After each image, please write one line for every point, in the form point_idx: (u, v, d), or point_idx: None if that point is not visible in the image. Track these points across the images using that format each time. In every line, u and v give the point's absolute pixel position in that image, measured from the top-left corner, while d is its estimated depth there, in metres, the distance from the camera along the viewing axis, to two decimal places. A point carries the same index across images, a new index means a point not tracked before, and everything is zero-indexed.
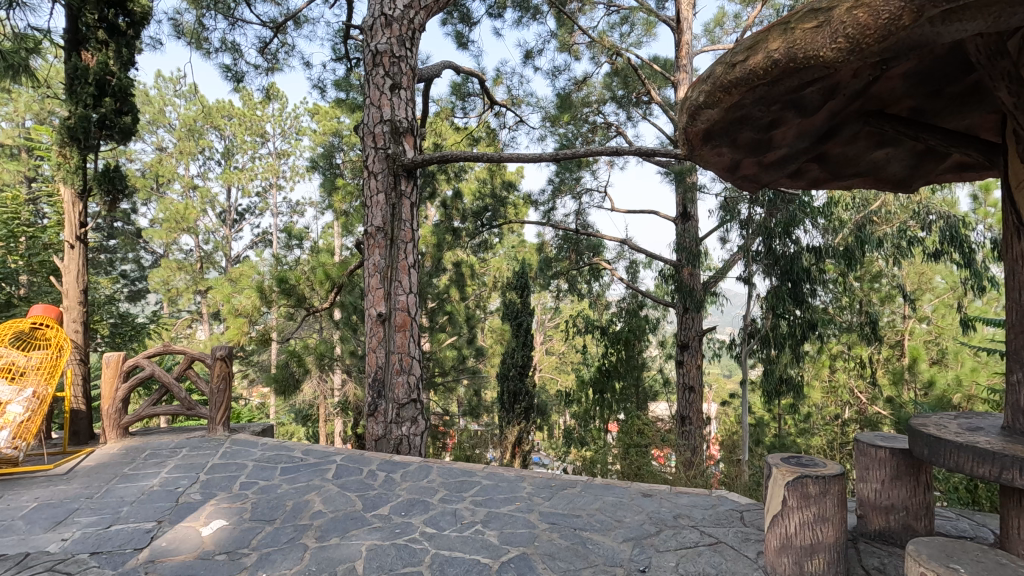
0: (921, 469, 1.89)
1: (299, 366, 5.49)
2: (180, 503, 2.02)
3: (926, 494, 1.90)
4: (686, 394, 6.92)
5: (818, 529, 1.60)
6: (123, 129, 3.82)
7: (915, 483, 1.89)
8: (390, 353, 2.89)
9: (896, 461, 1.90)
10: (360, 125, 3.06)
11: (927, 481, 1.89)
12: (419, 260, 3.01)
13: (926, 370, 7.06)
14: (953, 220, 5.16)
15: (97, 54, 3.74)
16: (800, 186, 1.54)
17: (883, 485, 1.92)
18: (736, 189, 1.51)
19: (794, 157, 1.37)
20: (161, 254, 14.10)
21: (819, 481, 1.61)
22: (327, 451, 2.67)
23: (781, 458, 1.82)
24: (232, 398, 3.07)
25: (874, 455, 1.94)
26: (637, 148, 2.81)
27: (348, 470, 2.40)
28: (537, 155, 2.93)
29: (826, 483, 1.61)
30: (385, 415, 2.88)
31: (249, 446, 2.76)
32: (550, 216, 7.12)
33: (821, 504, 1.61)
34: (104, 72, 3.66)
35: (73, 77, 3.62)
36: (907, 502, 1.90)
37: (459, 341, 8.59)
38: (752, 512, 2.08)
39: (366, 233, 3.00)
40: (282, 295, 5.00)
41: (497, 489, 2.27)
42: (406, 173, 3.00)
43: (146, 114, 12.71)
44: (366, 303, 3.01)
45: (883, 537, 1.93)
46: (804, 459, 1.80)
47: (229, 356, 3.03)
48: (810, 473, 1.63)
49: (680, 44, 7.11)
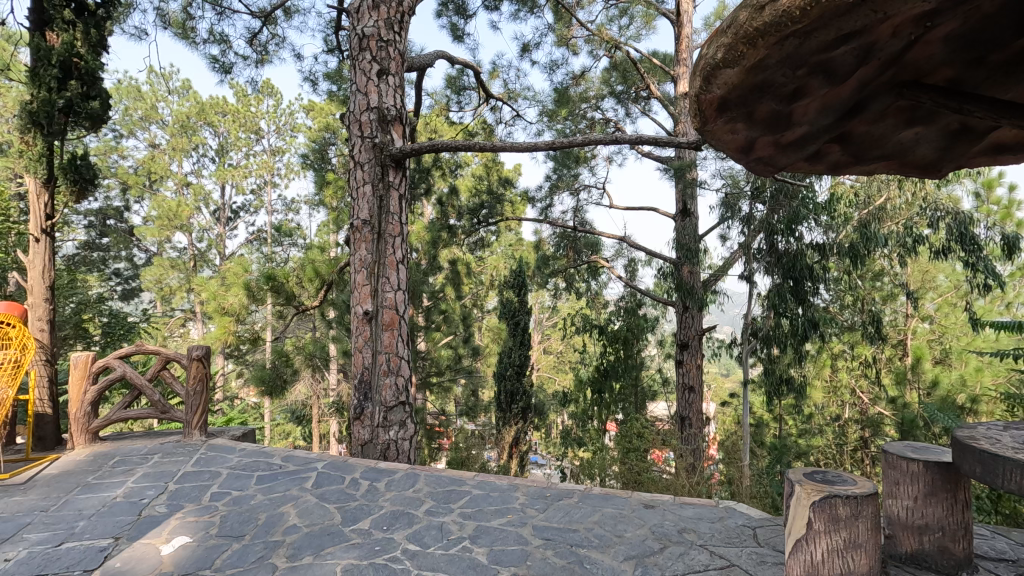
0: (958, 486, 1.81)
1: (288, 367, 5.50)
2: (143, 517, 1.88)
3: (965, 513, 1.81)
4: (686, 395, 6.78)
5: (849, 556, 1.54)
6: (91, 112, 3.68)
7: (952, 500, 1.81)
8: (377, 353, 2.75)
9: (930, 475, 1.83)
10: (346, 113, 2.92)
11: (965, 498, 1.81)
12: (408, 256, 2.87)
13: (930, 370, 6.92)
14: (961, 216, 5.02)
15: (62, 34, 3.59)
16: (818, 170, 1.40)
17: (916, 502, 1.85)
18: (751, 173, 1.37)
19: (815, 136, 1.23)
20: (154, 253, 13.92)
21: (850, 503, 1.54)
22: (309, 458, 2.53)
23: (804, 473, 1.76)
24: (208, 401, 2.93)
25: (906, 468, 1.88)
26: (638, 136, 2.67)
27: (328, 478, 2.26)
28: (532, 145, 2.79)
29: (858, 505, 1.55)
30: (372, 418, 2.73)
31: (225, 452, 2.62)
32: (547, 213, 6.99)
33: (852, 528, 1.55)
34: (69, 53, 3.53)
35: (36, 58, 3.49)
36: (944, 522, 1.81)
37: (455, 340, 8.46)
38: (765, 527, 1.95)
39: (352, 227, 2.87)
40: (271, 293, 4.85)
41: (488, 499, 2.13)
42: (394, 163, 2.86)
43: (138, 110, 12.53)
44: (351, 300, 2.87)
45: (917, 560, 1.84)
46: (831, 475, 1.74)
47: (206, 356, 2.88)
48: (839, 492, 1.57)
49: (680, 37, 6.98)
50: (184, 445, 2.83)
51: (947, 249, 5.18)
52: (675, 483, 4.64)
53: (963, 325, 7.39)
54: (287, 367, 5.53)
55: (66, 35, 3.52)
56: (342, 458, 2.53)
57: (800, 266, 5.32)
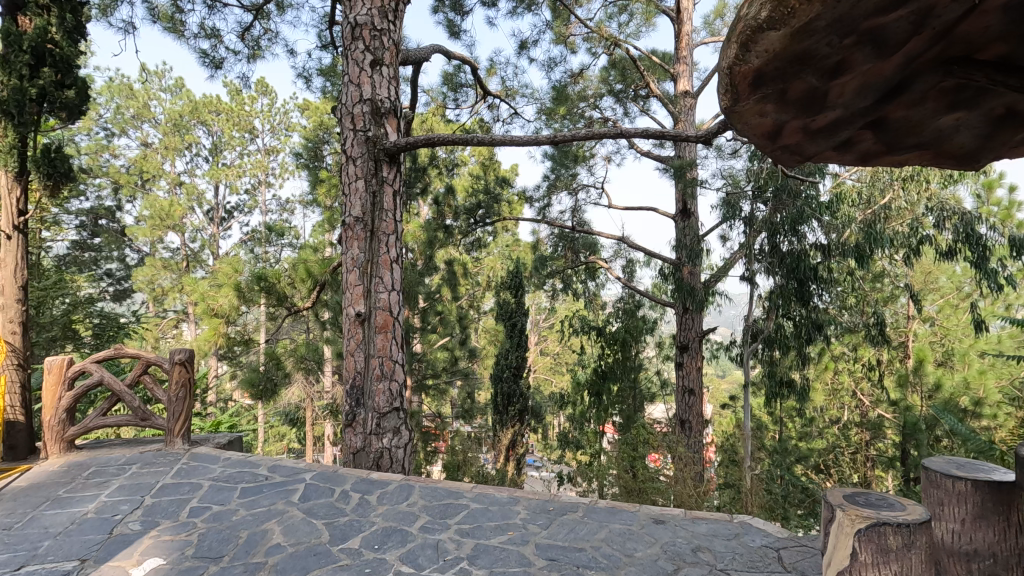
0: (1009, 508, 1.75)
1: (279, 370, 5.34)
2: (113, 536, 1.76)
3: (1015, 537, 1.76)
4: (686, 398, 6.68)
5: None
6: (61, 99, 3.63)
7: (1002, 522, 1.75)
8: (370, 357, 2.63)
9: (978, 496, 1.78)
10: (338, 106, 2.80)
11: (1017, 522, 1.77)
12: (402, 254, 2.75)
13: (933, 372, 6.84)
14: (968, 215, 4.93)
15: (35, 18, 3.57)
16: (846, 160, 1.29)
17: (964, 525, 1.79)
18: (775, 163, 1.26)
19: (848, 124, 1.13)
20: (146, 253, 13.75)
21: (900, 532, 1.46)
22: (297, 468, 2.41)
23: (843, 494, 1.68)
24: (192, 408, 2.80)
25: (952, 488, 1.82)
26: (644, 130, 2.55)
27: (317, 491, 2.14)
28: (533, 139, 2.67)
29: (909, 534, 1.47)
30: (364, 425, 2.61)
31: (208, 462, 2.49)
32: (545, 213, 6.88)
33: (902, 558, 1.46)
34: (41, 38, 3.50)
35: (6, 42, 3.46)
36: (994, 547, 1.76)
37: (451, 341, 8.34)
38: (788, 549, 1.83)
39: (344, 225, 2.75)
40: (262, 294, 4.73)
41: (487, 514, 2.02)
42: (388, 158, 2.74)
43: (130, 108, 12.35)
44: (343, 301, 2.74)
45: None
46: (874, 497, 1.66)
47: (189, 360, 2.76)
48: (888, 520, 1.48)
49: (680, 36, 6.89)
50: (166, 454, 2.70)
51: (953, 250, 5.09)
52: (675, 487, 4.54)
53: (964, 327, 7.33)
54: (280, 370, 5.41)
55: (39, 20, 3.50)
56: (332, 468, 2.41)
57: (803, 268, 5.22)
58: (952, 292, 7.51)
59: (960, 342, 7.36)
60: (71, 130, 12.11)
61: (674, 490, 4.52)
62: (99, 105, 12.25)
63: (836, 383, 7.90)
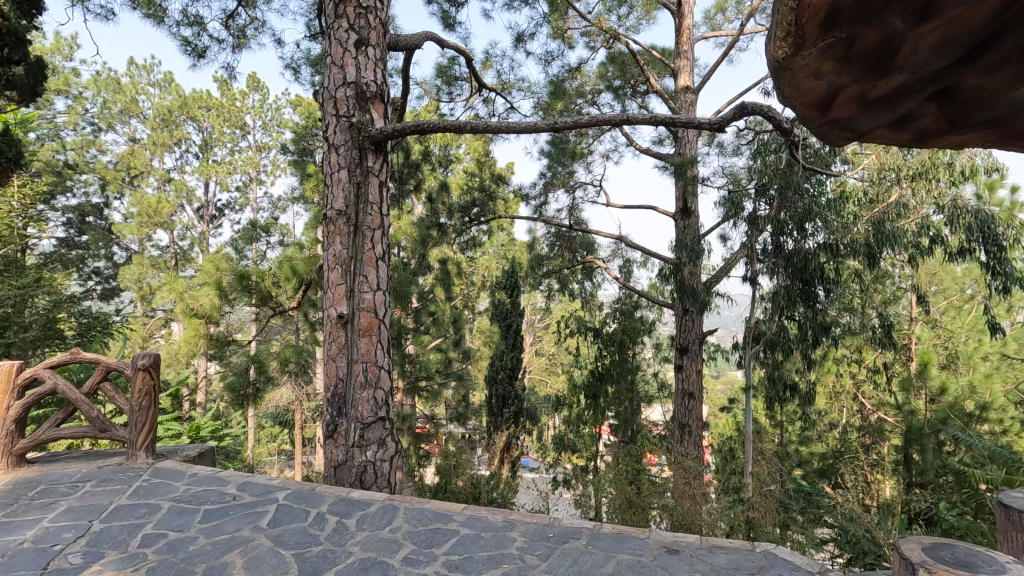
0: None
1: (262, 374, 5.18)
2: (49, 572, 1.61)
3: None
4: (686, 401, 6.50)
5: None
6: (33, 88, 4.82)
7: None
8: (353, 362, 2.43)
9: None
10: (319, 90, 2.60)
11: None
12: (388, 252, 2.56)
13: (938, 375, 6.71)
14: (982, 213, 4.80)
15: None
16: (901, 139, 1.09)
17: None
18: (819, 139, 1.07)
19: (913, 94, 0.94)
20: (135, 251, 13.43)
21: None
22: (269, 487, 2.27)
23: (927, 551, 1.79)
24: (156, 418, 2.65)
25: None
26: (653, 116, 2.34)
27: (289, 515, 2.00)
28: (532, 125, 2.48)
29: None
30: (347, 436, 2.40)
31: (170, 479, 2.36)
32: (541, 211, 6.71)
33: None
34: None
35: None
36: None
37: (445, 342, 8.06)
38: None
39: (325, 219, 2.55)
40: (244, 294, 4.52)
41: (479, 541, 1.85)
42: (374, 146, 2.54)
43: (117, 103, 12.11)
44: (324, 302, 2.55)
45: None
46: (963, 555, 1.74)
47: (153, 366, 2.61)
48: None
49: (681, 29, 6.71)
50: (126, 469, 2.56)
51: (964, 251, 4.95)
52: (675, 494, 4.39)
53: (968, 329, 7.22)
54: (265, 373, 5.24)
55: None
56: (308, 487, 2.28)
57: (811, 268, 5.05)
58: (955, 294, 7.41)
59: (964, 345, 7.26)
60: (56, 125, 11.86)
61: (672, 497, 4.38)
62: (85, 99, 12.00)
63: (836, 385, 7.79)
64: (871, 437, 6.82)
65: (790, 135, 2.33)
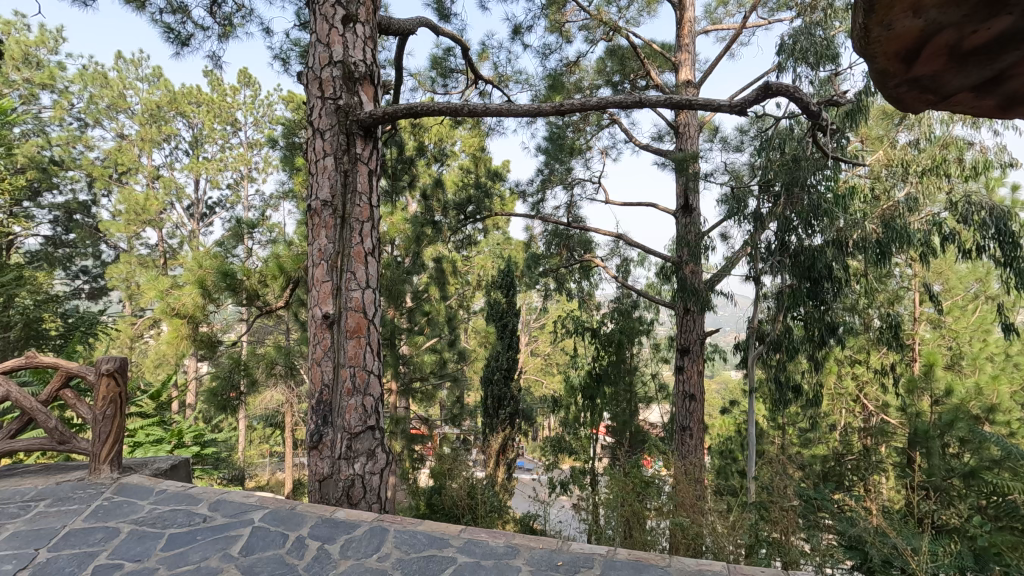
0: None
1: (245, 376, 4.98)
2: None
3: None
4: (686, 403, 6.31)
5: None
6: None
7: None
8: (340, 366, 2.25)
9: None
10: (303, 71, 2.41)
11: None
12: (378, 246, 2.38)
13: (944, 377, 6.57)
14: (997, 210, 4.65)
15: None
16: (988, 108, 0.88)
17: None
18: (887, 100, 0.88)
19: (1019, 47, 0.74)
20: (123, 249, 13.19)
21: None
22: (245, 506, 2.13)
23: None
24: (122, 427, 2.49)
25: None
26: (667, 98, 2.17)
27: (264, 540, 1.85)
28: (533, 108, 2.29)
29: None
30: (333, 448, 2.22)
31: (135, 497, 2.25)
32: (539, 209, 6.52)
33: None
34: None
35: None
36: None
37: (440, 343, 7.80)
38: None
39: (309, 210, 2.36)
40: (227, 292, 4.32)
41: (479, 571, 1.69)
42: (363, 132, 2.36)
43: (104, 98, 11.89)
44: (308, 301, 2.36)
45: None
46: None
47: (119, 370, 2.46)
48: None
49: (682, 22, 6.55)
50: (89, 485, 2.40)
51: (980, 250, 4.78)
52: (676, 494, 4.22)
53: (974, 329, 7.10)
54: (249, 376, 5.03)
55: None
56: (289, 505, 2.14)
57: (818, 267, 4.87)
58: (959, 293, 7.30)
59: (969, 345, 7.14)
60: (41, 120, 11.58)
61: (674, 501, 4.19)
62: (71, 93, 11.74)
63: (838, 386, 7.65)
64: (875, 439, 6.67)
65: (817, 117, 2.14)
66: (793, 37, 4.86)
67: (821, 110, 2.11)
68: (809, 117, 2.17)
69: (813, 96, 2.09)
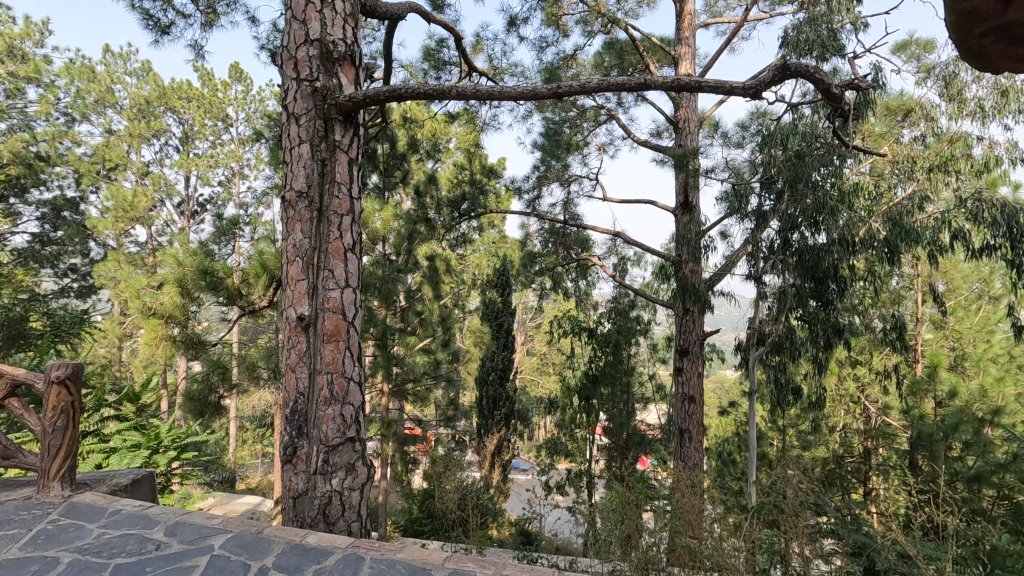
0: None
1: (223, 378, 4.81)
2: None
3: None
4: (686, 406, 6.12)
5: None
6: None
7: None
8: (315, 372, 2.08)
9: None
10: (278, 52, 2.24)
11: None
12: (359, 242, 2.21)
13: (948, 379, 6.42)
14: (1009, 207, 4.50)
15: None
16: None
17: None
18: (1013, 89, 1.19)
19: None
20: (112, 246, 12.96)
21: None
22: (204, 531, 1.99)
23: None
24: (76, 437, 2.43)
25: None
26: (673, 80, 2.00)
27: (222, 572, 1.69)
28: (529, 90, 2.11)
29: None
30: (308, 462, 2.04)
31: (84, 521, 2.12)
32: (535, 206, 6.34)
33: None
34: None
35: None
36: None
37: (433, 344, 7.55)
38: None
39: (284, 203, 2.18)
40: (208, 291, 4.13)
41: None
42: (342, 117, 2.19)
43: (92, 93, 11.69)
44: (283, 301, 2.18)
45: None
46: None
47: (71, 377, 2.40)
48: None
49: (682, 15, 6.38)
50: (37, 502, 2.33)
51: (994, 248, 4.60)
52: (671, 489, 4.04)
53: (977, 329, 6.97)
54: (227, 379, 4.83)
55: None
56: (254, 530, 1.98)
57: (824, 266, 4.70)
58: (963, 294, 7.17)
59: (974, 346, 7.01)
60: (27, 115, 11.35)
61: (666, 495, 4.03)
62: (58, 87, 11.51)
63: (840, 388, 7.51)
64: (878, 442, 6.52)
65: (840, 102, 1.98)
66: (796, 29, 4.71)
67: (846, 93, 1.94)
68: (831, 101, 2.00)
69: (836, 79, 1.94)
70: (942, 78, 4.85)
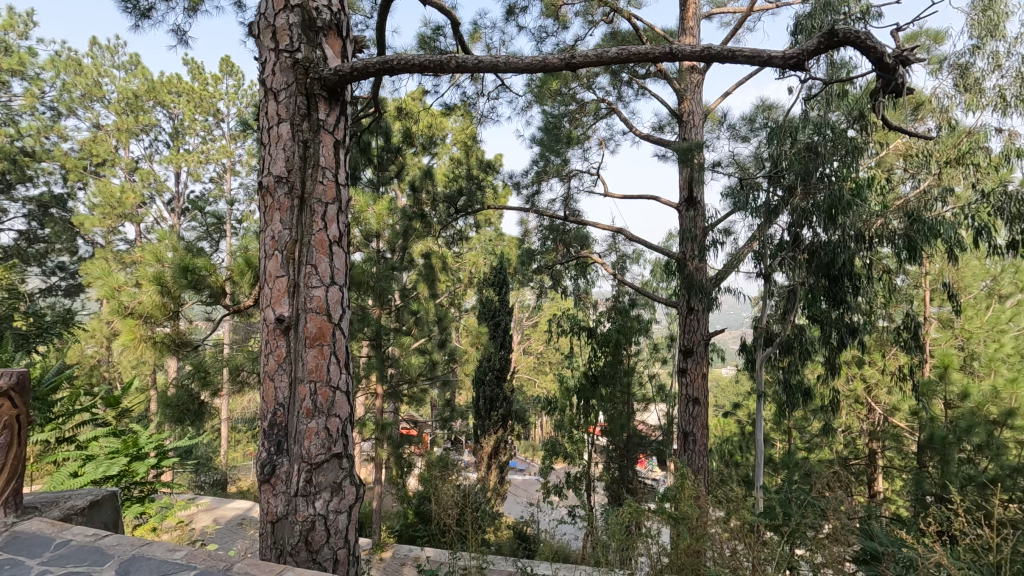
0: None
1: (203, 383, 4.59)
2: None
3: None
4: (689, 408, 5.92)
5: None
6: None
7: None
8: (296, 381, 1.87)
9: None
10: (255, 21, 2.03)
11: None
12: (346, 234, 2.00)
13: (959, 380, 6.24)
14: None
15: None
16: None
17: None
18: None
19: None
20: (100, 244, 12.64)
21: None
22: (165, 568, 1.79)
23: None
24: (22, 454, 2.33)
25: None
26: (703, 50, 1.78)
27: None
28: (538, 61, 1.89)
29: None
30: (288, 483, 1.82)
31: (25, 556, 1.94)
32: (534, 201, 6.12)
33: None
34: None
35: None
36: None
37: (429, 343, 7.28)
38: None
39: (262, 190, 1.97)
40: (191, 290, 3.90)
41: None
42: (327, 93, 1.98)
43: (79, 86, 11.37)
44: (261, 300, 1.97)
45: None
46: None
47: (21, 387, 2.33)
48: None
49: (687, 4, 6.17)
50: None
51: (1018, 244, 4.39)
52: (676, 492, 3.84)
53: (985, 329, 6.84)
54: (208, 384, 4.59)
55: None
56: (223, 566, 1.77)
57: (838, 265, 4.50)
58: (971, 293, 7.02)
59: (983, 346, 6.85)
60: (11, 109, 11.01)
61: (669, 500, 3.84)
62: (44, 81, 11.21)
63: (847, 389, 7.32)
64: (888, 445, 6.32)
65: (893, 74, 1.77)
66: (809, 15, 4.49)
67: (903, 62, 1.74)
68: (882, 72, 1.80)
69: (888, 47, 1.74)
70: (957, 68, 4.64)
